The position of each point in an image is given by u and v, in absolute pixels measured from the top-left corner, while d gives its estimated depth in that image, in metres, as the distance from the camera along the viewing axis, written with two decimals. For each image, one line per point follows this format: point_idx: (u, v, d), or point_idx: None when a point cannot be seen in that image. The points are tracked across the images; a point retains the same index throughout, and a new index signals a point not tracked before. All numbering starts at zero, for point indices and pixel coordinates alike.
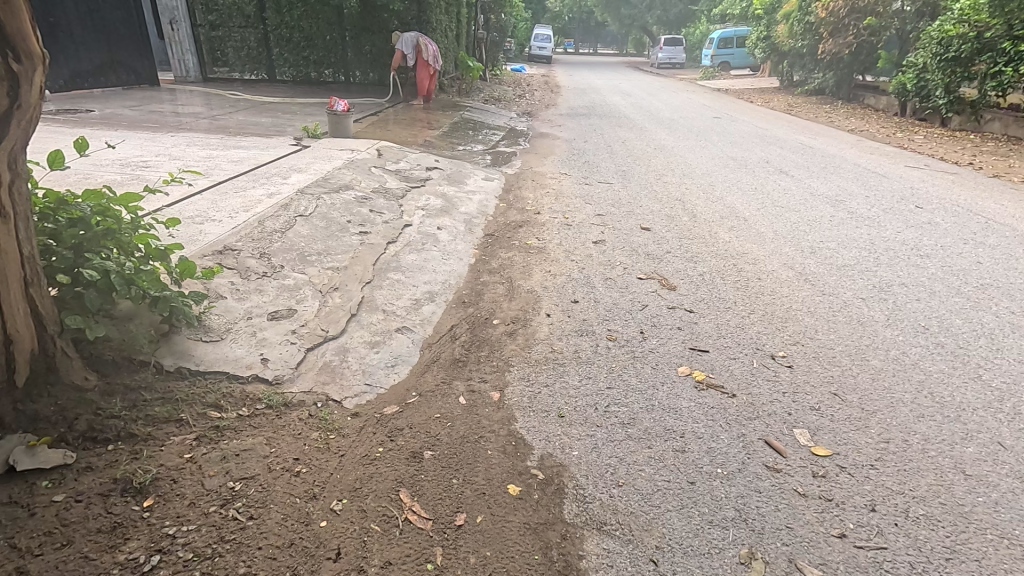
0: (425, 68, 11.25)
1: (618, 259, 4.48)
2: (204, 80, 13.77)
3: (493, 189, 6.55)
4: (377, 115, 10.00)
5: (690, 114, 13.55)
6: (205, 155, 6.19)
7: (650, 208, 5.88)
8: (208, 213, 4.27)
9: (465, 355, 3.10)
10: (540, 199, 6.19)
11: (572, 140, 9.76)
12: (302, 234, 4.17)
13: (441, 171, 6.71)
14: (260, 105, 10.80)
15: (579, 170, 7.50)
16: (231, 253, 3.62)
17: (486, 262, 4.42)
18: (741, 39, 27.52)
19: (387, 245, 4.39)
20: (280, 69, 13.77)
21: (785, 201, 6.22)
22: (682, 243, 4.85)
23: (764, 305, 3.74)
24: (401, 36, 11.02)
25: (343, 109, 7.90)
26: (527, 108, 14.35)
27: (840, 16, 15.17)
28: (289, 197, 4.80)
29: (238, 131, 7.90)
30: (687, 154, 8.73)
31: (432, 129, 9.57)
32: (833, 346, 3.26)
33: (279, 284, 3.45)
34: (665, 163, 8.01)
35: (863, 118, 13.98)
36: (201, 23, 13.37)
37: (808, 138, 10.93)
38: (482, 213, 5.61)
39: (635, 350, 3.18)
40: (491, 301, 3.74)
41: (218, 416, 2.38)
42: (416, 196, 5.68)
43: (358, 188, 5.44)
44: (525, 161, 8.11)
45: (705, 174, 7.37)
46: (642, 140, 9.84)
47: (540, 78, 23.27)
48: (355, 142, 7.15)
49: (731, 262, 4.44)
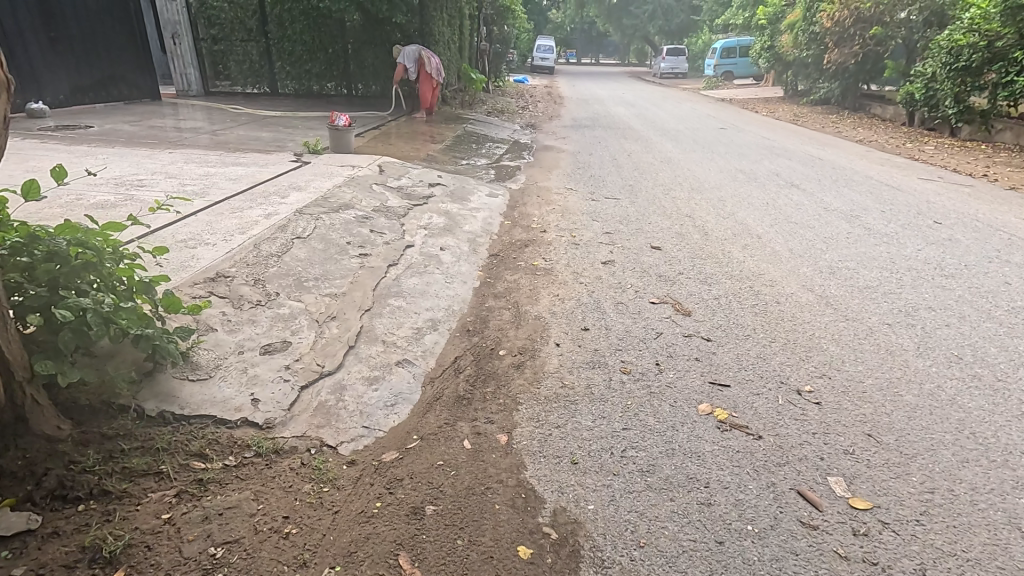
0: (427, 81, 11.15)
1: (628, 281, 4.29)
2: (206, 94, 13.72)
3: (498, 206, 6.38)
4: (379, 128, 9.89)
5: (695, 125, 13.41)
6: (204, 173, 6.06)
7: (659, 225, 5.71)
8: (201, 236, 4.11)
9: (470, 391, 2.91)
10: (546, 216, 6.02)
11: (577, 153, 9.61)
12: (300, 258, 4.01)
13: (444, 188, 6.56)
14: (261, 119, 10.71)
15: (585, 185, 7.34)
16: (223, 279, 3.45)
17: (491, 285, 4.24)
18: (744, 49, 27.49)
19: (388, 268, 4.21)
20: (282, 82, 13.72)
21: (799, 217, 6.03)
22: (694, 264, 4.66)
23: (785, 332, 3.55)
24: (403, 49, 10.91)
25: (344, 124, 7.78)
26: (531, 120, 14.25)
27: (845, 26, 15.05)
28: (287, 217, 4.65)
29: (238, 147, 7.78)
30: (695, 167, 8.57)
31: (435, 142, 9.45)
32: (862, 379, 3.05)
33: (274, 314, 3.28)
34: (673, 177, 7.84)
35: (871, 128, 13.82)
36: (204, 37, 13.35)
37: (816, 149, 10.76)
38: (486, 231, 5.45)
39: (651, 384, 2.98)
40: (497, 330, 3.55)
41: (202, 468, 2.19)
42: (419, 214, 5.52)
43: (359, 206, 5.29)
44: (529, 175, 7.96)
45: (714, 189, 7.20)
46: (648, 153, 9.69)
47: (543, 89, 23.23)
48: (357, 158, 7.01)
49: (747, 285, 4.25)
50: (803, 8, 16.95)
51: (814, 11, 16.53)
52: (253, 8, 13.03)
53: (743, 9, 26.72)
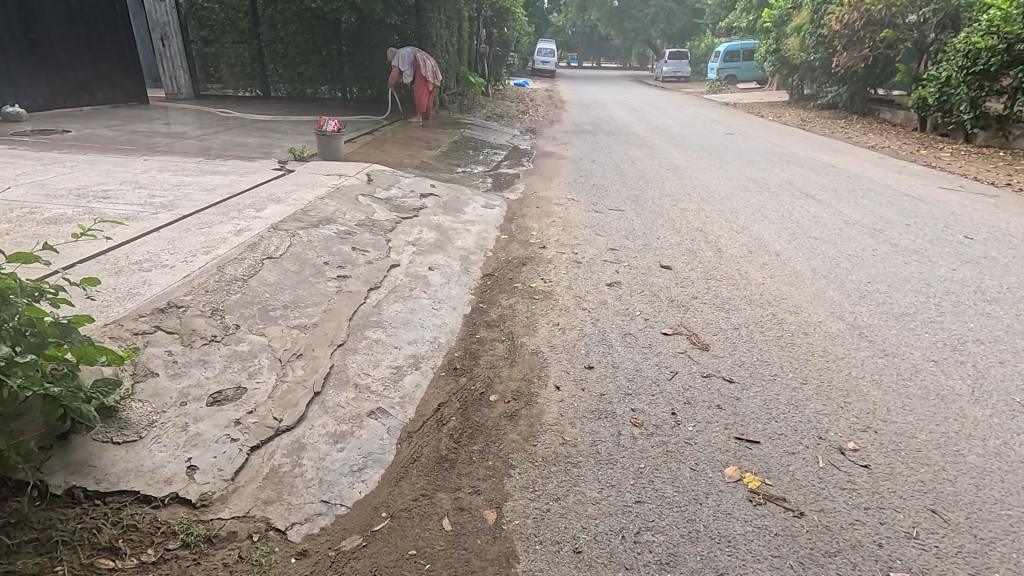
0: (423, 84, 10.73)
1: (637, 307, 3.86)
2: (196, 97, 13.31)
3: (494, 218, 5.95)
4: (372, 134, 9.48)
5: (701, 131, 12.97)
6: (177, 182, 5.63)
7: (668, 240, 5.27)
8: (159, 257, 3.68)
9: (454, 450, 2.47)
10: (546, 229, 5.59)
11: (579, 160, 9.19)
12: (268, 282, 3.57)
13: (436, 198, 6.12)
14: (250, 124, 10.31)
15: (587, 195, 6.91)
16: (174, 310, 3.02)
17: (484, 312, 3.80)
18: (748, 52, 27.11)
19: (368, 292, 3.77)
20: (274, 85, 13.32)
21: (818, 231, 5.59)
22: (709, 286, 4.23)
23: (816, 371, 3.11)
24: (399, 51, 10.47)
25: (332, 129, 7.38)
26: (531, 124, 13.84)
27: (854, 29, 14.55)
28: (259, 234, 4.22)
29: (220, 153, 7.37)
30: (702, 175, 8.14)
31: (430, 148, 9.03)
32: (916, 434, 2.60)
33: (229, 351, 2.84)
34: (681, 186, 7.41)
35: (882, 133, 13.39)
36: (194, 39, 12.97)
37: (828, 156, 10.32)
38: (480, 247, 5.01)
39: (666, 441, 2.54)
40: (489, 369, 3.10)
41: (110, 569, 1.80)
42: (408, 228, 5.09)
43: (341, 220, 4.86)
44: (528, 184, 7.54)
45: (725, 200, 6.78)
46: (653, 160, 9.27)
47: (544, 93, 22.80)
48: (345, 166, 6.59)
49: (769, 312, 3.82)
50: (810, 10, 16.49)
51: (822, 14, 16.08)
52: (245, 9, 12.65)
53: (747, 12, 26.32)
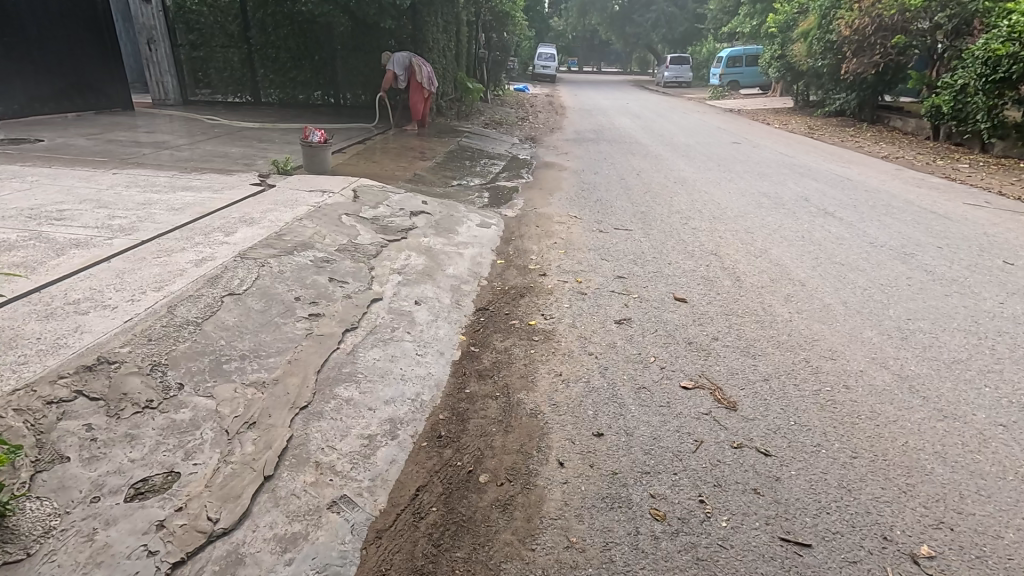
0: (419, 90, 10.26)
1: (651, 353, 3.38)
2: (184, 103, 12.85)
3: (490, 238, 5.48)
4: (363, 143, 9.02)
5: (707, 139, 12.53)
6: (144, 199, 5.15)
7: (680, 266, 4.80)
8: (103, 295, 3.21)
9: (433, 559, 1.99)
10: (546, 253, 5.13)
11: (580, 172, 8.72)
12: (225, 325, 3.09)
13: (428, 217, 5.65)
14: (236, 132, 9.85)
15: (590, 212, 6.44)
16: (104, 367, 2.54)
17: (476, 357, 3.32)
18: (751, 57, 26.74)
19: (344, 335, 3.30)
20: (265, 90, 12.87)
21: (844, 255, 5.13)
22: (730, 325, 3.76)
23: (867, 439, 2.63)
24: (393, 55, 10.02)
25: (319, 141, 6.94)
26: (530, 132, 13.39)
27: (865, 34, 13.96)
28: (223, 265, 3.74)
29: (199, 165, 6.90)
30: (713, 189, 7.67)
31: (424, 159, 8.56)
32: (1002, 533, 2.12)
33: (164, 422, 2.36)
34: (690, 202, 6.94)
35: (893, 142, 12.96)
36: (182, 43, 12.53)
37: (842, 167, 9.87)
38: (474, 274, 4.55)
39: (696, 544, 2.05)
40: (479, 437, 2.63)
41: None
42: (394, 252, 4.62)
43: (320, 245, 4.38)
44: (527, 199, 7.09)
45: (739, 218, 6.31)
46: (659, 172, 8.80)
47: (545, 99, 22.31)
48: (331, 181, 6.14)
49: (801, 358, 3.36)
50: (818, 15, 16.01)
51: (830, 19, 15.61)
52: (234, 12, 12.22)
53: (750, 17, 25.93)
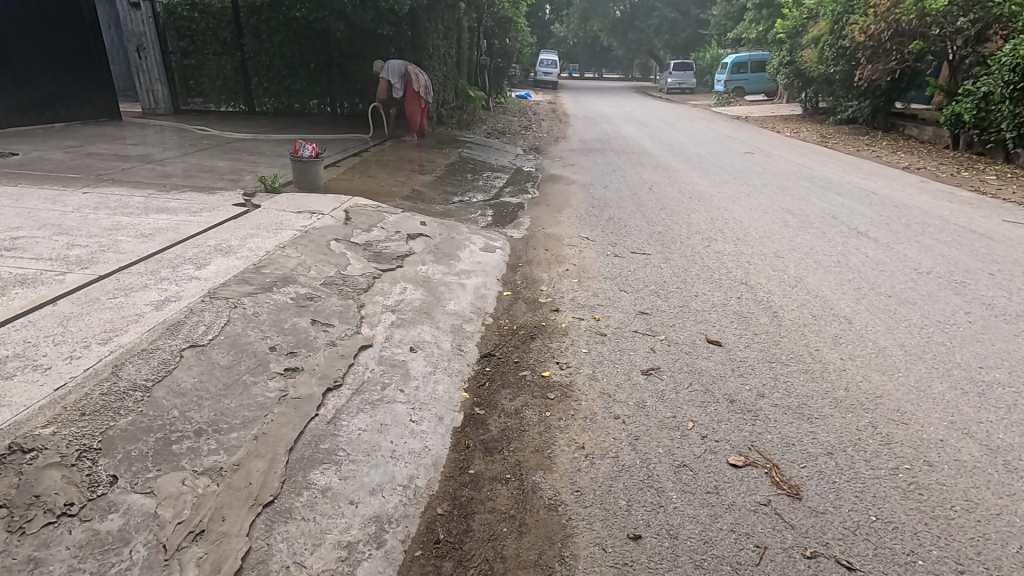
0: (416, 99, 9.76)
1: (690, 416, 2.87)
2: (175, 112, 12.39)
3: (494, 264, 4.98)
4: (360, 156, 8.55)
5: (719, 149, 12.06)
6: (112, 223, 4.67)
7: (710, 299, 4.29)
8: (38, 350, 2.70)
9: None
10: (557, 282, 4.62)
11: (589, 186, 8.22)
12: (181, 389, 2.57)
13: (426, 241, 5.15)
14: (226, 144, 9.39)
15: (603, 232, 5.94)
16: (17, 458, 2.03)
17: (481, 423, 2.80)
18: (756, 63, 26.33)
19: (324, 397, 2.79)
20: (259, 99, 12.41)
21: (887, 284, 4.63)
22: (776, 376, 3.24)
23: (971, 545, 2.11)
24: (387, 63, 9.43)
25: (310, 155, 6.49)
26: (534, 142, 12.92)
27: (881, 40, 13.48)
28: (189, 307, 3.24)
29: (180, 181, 6.42)
30: (733, 206, 7.16)
31: (424, 173, 8.08)
32: None
33: (83, 537, 1.85)
34: (710, 221, 6.44)
35: (912, 152, 12.48)
36: (173, 50, 12.07)
37: (863, 179, 9.38)
38: (478, 310, 4.04)
39: None
40: (486, 543, 2.10)
41: None
42: (388, 285, 4.13)
43: (304, 278, 3.88)
44: (534, 216, 6.60)
45: (765, 239, 5.80)
46: (673, 186, 8.29)
47: (547, 106, 21.90)
48: (323, 200, 5.65)
49: (865, 420, 2.85)
50: (830, 21, 15.55)
51: (842, 24, 15.14)
52: (227, 18, 11.78)
53: (755, 23, 25.50)
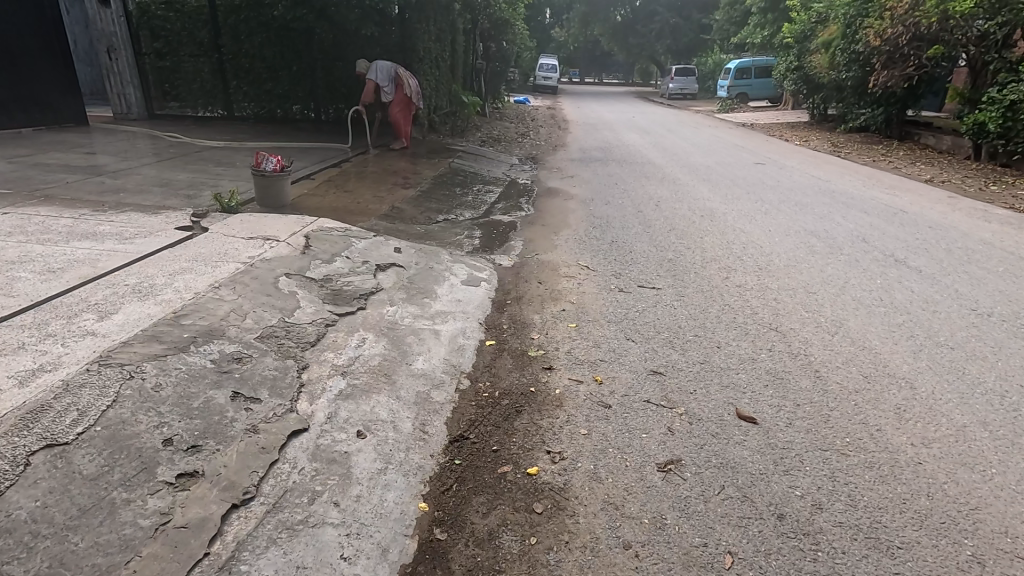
0: (405, 105, 8.94)
1: (728, 546, 2.10)
2: (149, 117, 11.65)
3: (477, 301, 4.24)
4: (338, 168, 7.81)
5: (727, 160, 11.35)
6: (21, 253, 3.92)
7: (736, 353, 3.53)
8: None
9: None
10: (551, 327, 3.87)
11: (588, 202, 7.47)
12: (8, 524, 1.82)
13: (399, 273, 4.41)
14: (196, 152, 8.66)
15: (605, 260, 5.19)
16: None
17: (440, 560, 2.04)
18: (760, 69, 25.65)
19: (223, 523, 2.03)
20: (238, 103, 11.66)
21: (945, 330, 3.89)
22: (833, 474, 2.48)
23: None
24: (376, 63, 8.57)
25: (274, 169, 5.77)
26: (532, 150, 12.20)
27: (897, 45, 12.72)
28: (65, 381, 2.47)
29: (127, 198, 5.67)
30: (750, 227, 6.41)
31: (408, 186, 7.33)
32: None
33: None
34: (726, 244, 5.71)
35: (931, 162, 11.77)
36: (146, 51, 11.35)
37: (886, 193, 8.67)
38: (453, 368, 3.29)
39: None
40: None
41: None
42: (343, 336, 3.39)
43: (235, 330, 3.13)
44: (528, 238, 5.87)
45: (791, 269, 5.04)
46: (681, 202, 7.53)
47: (546, 112, 21.19)
48: (284, 223, 4.92)
49: (967, 552, 2.10)
50: (842, 24, 14.82)
51: (855, 28, 14.45)
52: (204, 17, 11.07)
53: (760, 27, 24.74)
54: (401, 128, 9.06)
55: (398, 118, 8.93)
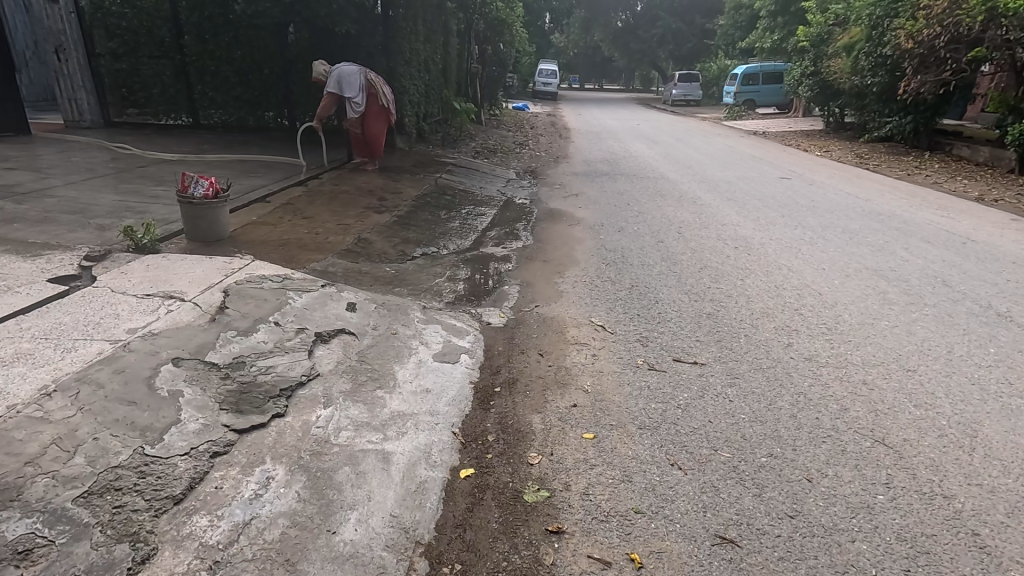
0: (380, 117, 7.61)
1: None
2: (105, 125, 10.51)
3: (453, 388, 3.02)
4: (303, 187, 6.63)
5: (749, 173, 10.22)
6: None
7: (839, 495, 2.33)
8: None
9: None
10: (557, 439, 2.65)
11: (598, 227, 6.29)
12: None
13: (345, 348, 3.18)
14: (142, 167, 7.50)
15: (627, 314, 4.03)
16: None
17: None
18: (768, 75, 24.62)
19: None
20: (204, 110, 10.49)
21: None
22: None
23: None
24: (341, 70, 7.08)
25: (202, 193, 4.57)
26: (531, 162, 11.05)
27: (932, 48, 11.58)
28: None
29: (17, 231, 4.47)
30: (797, 263, 5.23)
31: (381, 210, 6.12)
32: None
33: None
34: (774, 290, 4.56)
35: (974, 176, 10.65)
36: (101, 52, 10.18)
37: (940, 214, 7.51)
38: (406, 537, 2.06)
39: None
40: None
41: None
42: (233, 479, 2.16)
43: (43, 486, 1.93)
44: (526, 280, 4.70)
45: (869, 328, 3.87)
46: (707, 228, 6.38)
47: (546, 119, 20.10)
48: (202, 272, 3.72)
49: None
50: (867, 26, 13.71)
51: (882, 30, 13.34)
52: (165, 15, 9.89)
53: (769, 31, 23.62)
54: (375, 144, 7.72)
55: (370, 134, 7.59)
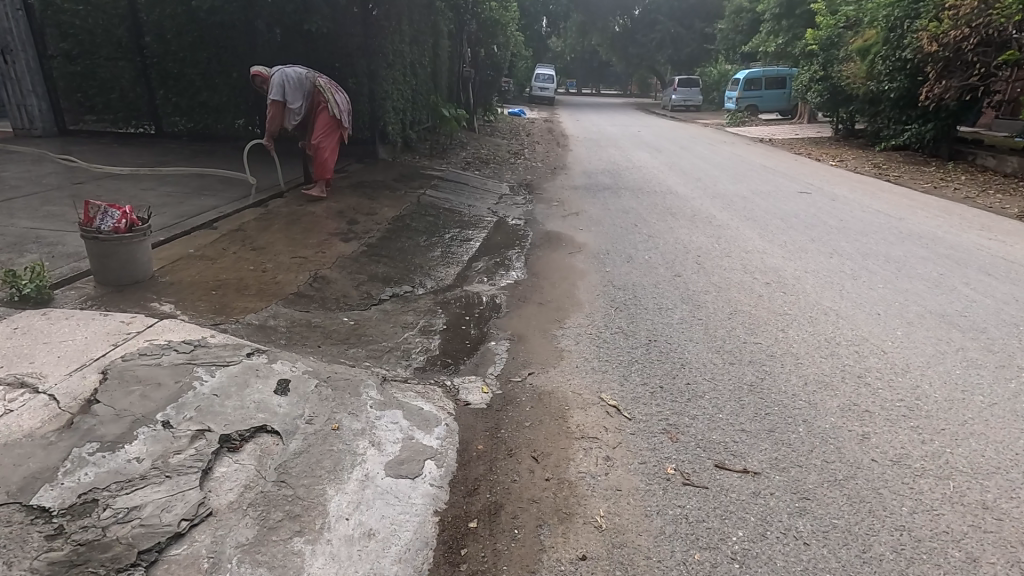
0: (331, 131, 6.46)
1: None
2: (58, 133, 9.78)
3: (411, 525, 2.11)
4: (261, 209, 5.71)
5: (764, 187, 9.34)
6: None
7: None
8: None
9: None
10: None
11: (603, 256, 5.39)
12: None
13: (258, 463, 2.26)
14: (83, 183, 6.59)
15: (648, 387, 3.11)
16: None
17: None
18: (772, 79, 23.85)
19: None
20: (167, 119, 9.56)
21: None
22: None
23: None
24: (281, 71, 6.15)
25: (110, 225, 3.62)
26: (526, 173, 10.17)
27: (958, 51, 10.75)
28: None
29: None
30: (844, 305, 4.34)
31: (348, 237, 5.21)
32: None
33: None
34: (827, 346, 3.65)
35: (1007, 189, 9.79)
36: (54, 54, 9.30)
37: (986, 235, 6.65)
38: None
39: None
40: None
41: None
42: None
43: None
44: (517, 333, 3.78)
45: (962, 409, 2.97)
46: (729, 256, 5.48)
47: (543, 125, 19.19)
48: (85, 340, 2.80)
49: None
50: (884, 28, 12.92)
51: (901, 32, 12.55)
52: (123, 13, 8.98)
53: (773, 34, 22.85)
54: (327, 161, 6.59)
55: (321, 149, 6.44)
